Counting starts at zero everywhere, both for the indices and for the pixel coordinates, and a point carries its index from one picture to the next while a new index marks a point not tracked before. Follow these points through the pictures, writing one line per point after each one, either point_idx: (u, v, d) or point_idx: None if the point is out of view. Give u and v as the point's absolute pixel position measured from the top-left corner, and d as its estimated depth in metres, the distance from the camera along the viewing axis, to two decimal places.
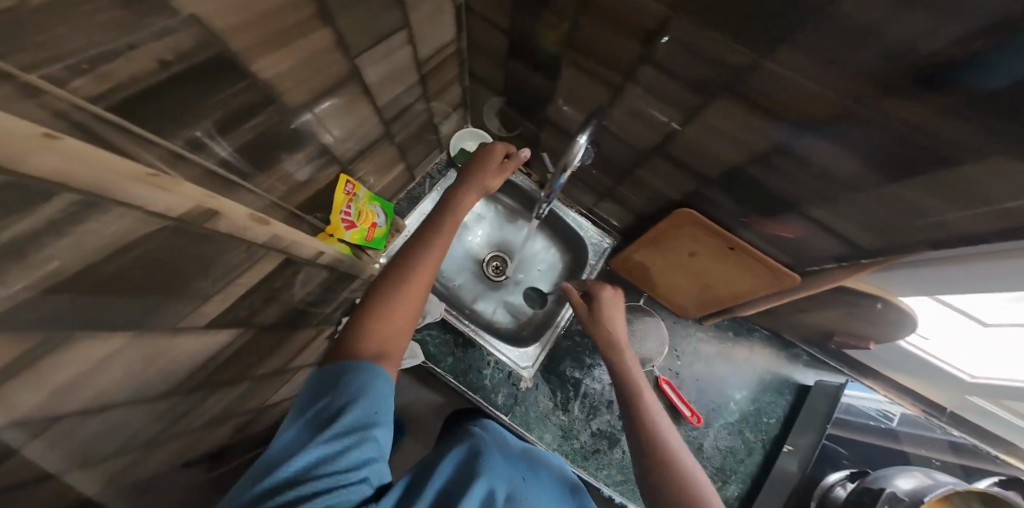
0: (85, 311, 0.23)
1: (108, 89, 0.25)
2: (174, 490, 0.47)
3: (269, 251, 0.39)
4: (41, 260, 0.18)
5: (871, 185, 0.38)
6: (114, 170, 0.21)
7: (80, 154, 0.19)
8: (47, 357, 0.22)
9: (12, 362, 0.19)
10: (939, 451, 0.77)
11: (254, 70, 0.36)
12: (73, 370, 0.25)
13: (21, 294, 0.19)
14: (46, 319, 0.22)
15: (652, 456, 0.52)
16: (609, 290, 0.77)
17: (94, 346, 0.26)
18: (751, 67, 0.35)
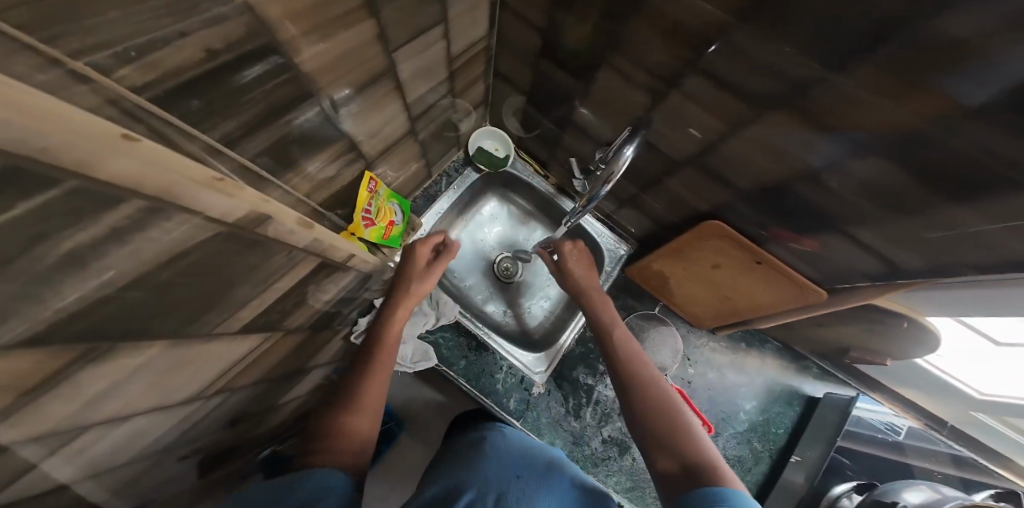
0: (132, 320, 0.22)
1: (158, 79, 0.23)
2: (162, 488, 0.44)
3: (307, 255, 0.37)
4: (97, 272, 0.17)
5: (929, 207, 0.37)
6: (191, 175, 0.19)
7: (158, 159, 0.17)
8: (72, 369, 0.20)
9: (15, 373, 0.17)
10: (941, 464, 0.78)
11: (297, 61, 0.34)
12: (107, 380, 0.24)
13: (63, 301, 0.17)
14: (90, 328, 0.20)
15: (655, 431, 0.54)
16: (570, 245, 0.83)
17: (128, 355, 0.24)
18: (819, 80, 0.35)
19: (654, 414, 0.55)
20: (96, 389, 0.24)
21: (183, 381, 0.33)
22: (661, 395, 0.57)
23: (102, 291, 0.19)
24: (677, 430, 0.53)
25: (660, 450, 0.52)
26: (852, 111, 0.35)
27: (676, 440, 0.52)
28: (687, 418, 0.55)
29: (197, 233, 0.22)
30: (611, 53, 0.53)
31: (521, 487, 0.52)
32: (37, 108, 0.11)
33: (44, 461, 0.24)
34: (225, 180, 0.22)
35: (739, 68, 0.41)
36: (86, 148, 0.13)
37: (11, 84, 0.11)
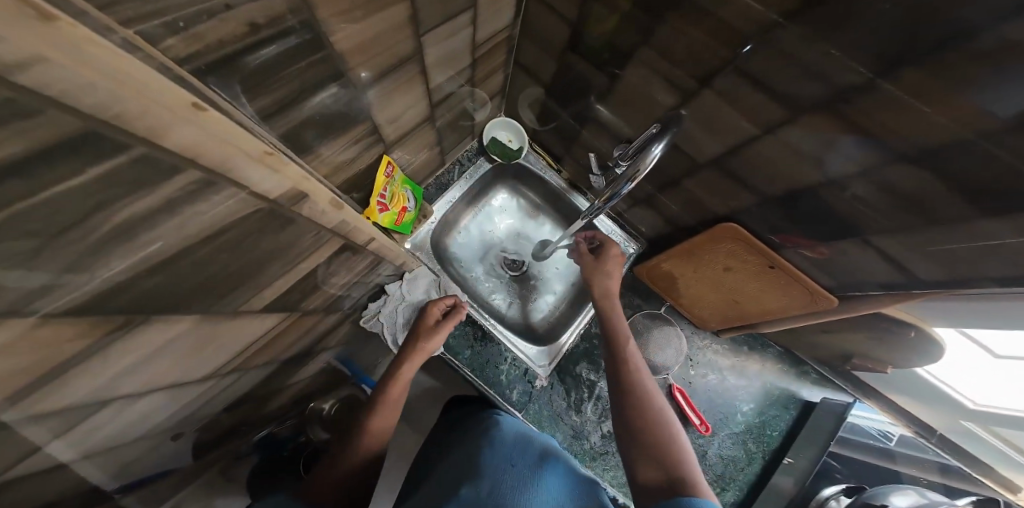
0: (171, 295, 0.22)
1: (201, 49, 0.23)
2: (158, 458, 0.44)
3: (332, 237, 0.37)
4: (143, 244, 0.17)
5: (960, 218, 0.36)
6: (248, 148, 0.19)
7: (222, 131, 0.17)
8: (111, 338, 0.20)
9: (57, 340, 0.17)
10: (924, 470, 0.75)
11: (332, 41, 0.33)
12: (135, 353, 0.24)
13: (114, 273, 0.17)
14: (131, 298, 0.20)
15: (646, 442, 0.56)
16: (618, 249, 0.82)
17: (159, 330, 0.24)
18: (862, 87, 0.35)
19: (646, 427, 0.57)
20: (126, 360, 0.24)
21: (203, 358, 0.33)
22: (657, 412, 0.59)
23: (148, 263, 0.18)
24: (665, 446, 0.54)
25: (645, 460, 0.54)
26: (892, 118, 0.35)
27: (662, 453, 0.54)
28: (678, 439, 0.56)
29: (241, 208, 0.22)
30: (643, 48, 0.53)
31: (517, 478, 0.51)
32: (110, 66, 0.11)
33: (49, 444, 0.24)
34: (275, 155, 0.21)
35: (779, 69, 0.41)
36: (148, 111, 0.13)
37: (106, 44, 0.11)
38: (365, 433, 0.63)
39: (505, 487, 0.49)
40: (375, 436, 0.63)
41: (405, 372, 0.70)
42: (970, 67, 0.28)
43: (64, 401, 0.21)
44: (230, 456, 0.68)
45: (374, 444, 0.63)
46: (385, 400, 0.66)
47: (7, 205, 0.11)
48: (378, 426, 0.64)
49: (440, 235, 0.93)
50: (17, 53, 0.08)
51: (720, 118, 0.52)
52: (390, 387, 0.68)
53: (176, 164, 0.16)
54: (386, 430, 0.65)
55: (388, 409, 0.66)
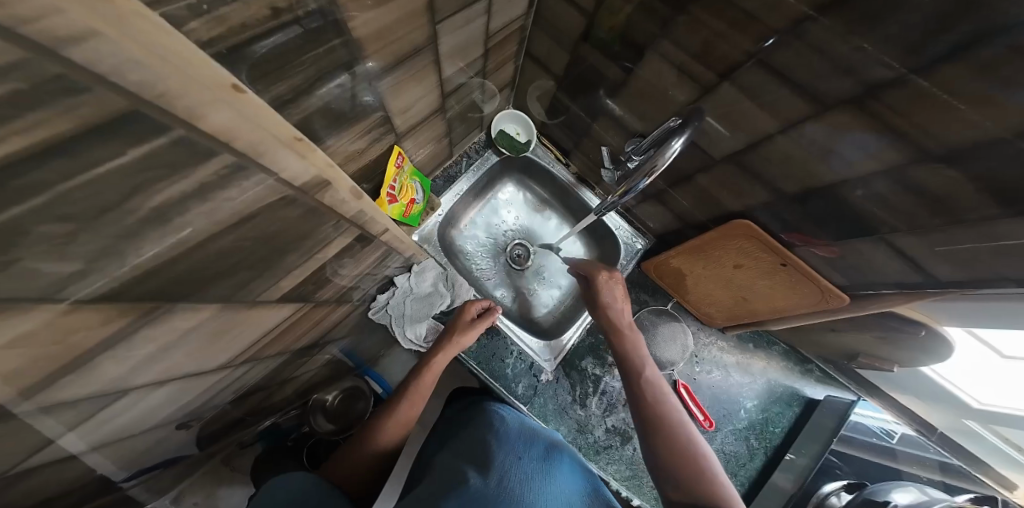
0: (196, 283, 0.22)
1: (223, 29, 0.22)
2: (166, 448, 0.44)
3: (349, 227, 0.37)
4: (174, 229, 0.17)
5: (983, 216, 0.36)
6: (281, 133, 0.18)
7: (256, 114, 0.16)
8: (140, 325, 0.20)
9: (85, 327, 0.17)
10: (928, 469, 0.78)
11: (350, 26, 0.32)
12: (156, 341, 0.24)
13: (145, 260, 0.17)
14: (161, 284, 0.20)
15: (670, 468, 0.59)
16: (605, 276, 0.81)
17: (182, 319, 0.24)
18: (888, 81, 0.35)
19: (669, 452, 0.61)
20: (152, 345, 0.24)
21: (223, 345, 0.33)
22: (679, 430, 0.62)
23: (178, 248, 0.18)
24: (691, 465, 0.58)
25: (673, 479, 0.59)
26: (922, 114, 0.34)
27: (688, 471, 0.58)
28: (702, 453, 0.60)
29: (269, 194, 0.21)
30: (661, 38, 0.52)
31: (524, 470, 0.51)
32: (153, 41, 0.10)
33: (65, 433, 0.24)
34: (303, 141, 0.21)
35: (805, 63, 0.40)
36: (188, 96, 0.12)
37: (153, 18, 0.10)
38: (391, 422, 0.64)
39: (511, 480, 0.49)
40: (398, 427, 0.64)
41: (437, 365, 0.70)
42: (1010, 64, 0.28)
43: (92, 384, 0.22)
44: (235, 445, 0.71)
45: (398, 433, 0.64)
46: (414, 391, 0.67)
47: (53, 185, 0.11)
48: (404, 415, 0.65)
49: (446, 227, 0.93)
50: (74, 26, 0.08)
51: (739, 113, 0.51)
52: (420, 380, 0.68)
53: (213, 149, 0.15)
54: (410, 421, 0.66)
55: (415, 401, 0.66)
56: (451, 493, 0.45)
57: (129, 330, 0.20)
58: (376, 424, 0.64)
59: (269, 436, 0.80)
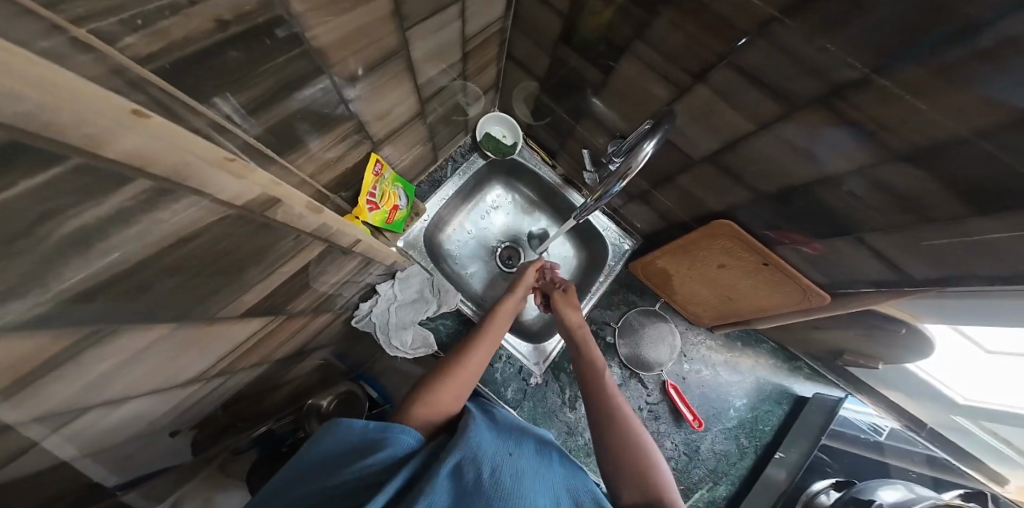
0: (145, 303, 0.22)
1: (163, 44, 0.21)
2: (161, 454, 0.44)
3: (314, 240, 0.37)
4: (101, 254, 0.16)
5: (953, 216, 0.36)
6: (204, 156, 0.18)
7: (172, 138, 0.15)
8: (86, 350, 0.20)
9: (20, 359, 0.17)
10: (913, 462, 0.74)
11: (310, 36, 0.31)
12: (111, 361, 0.23)
13: (74, 288, 0.16)
14: (104, 306, 0.19)
15: (619, 467, 0.55)
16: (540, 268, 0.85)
17: (135, 339, 0.24)
18: (856, 83, 0.35)
19: (617, 449, 0.57)
20: (109, 364, 0.23)
21: (187, 360, 0.32)
22: (627, 427, 0.59)
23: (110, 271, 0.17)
24: (641, 464, 0.54)
25: (623, 481, 0.54)
26: (890, 115, 0.34)
27: (636, 470, 0.54)
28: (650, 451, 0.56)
29: (206, 215, 0.21)
30: (639, 40, 0.52)
31: (515, 462, 0.47)
32: (42, 77, 0.10)
33: (19, 459, 0.23)
34: (239, 160, 0.20)
35: (777, 66, 0.40)
36: (96, 120, 0.12)
37: (32, 57, 0.10)
38: (428, 398, 0.56)
39: (504, 472, 0.44)
40: (433, 406, 0.56)
41: (481, 353, 0.66)
42: (975, 66, 0.27)
43: (45, 407, 0.21)
44: (230, 450, 0.64)
45: (437, 414, 0.54)
46: (456, 372, 0.61)
47: None
48: (443, 396, 0.57)
49: (434, 233, 0.92)
50: None
51: (716, 115, 0.51)
52: (464, 361, 0.64)
53: (130, 177, 0.15)
54: (451, 409, 0.57)
55: (457, 384, 0.60)
56: (441, 470, 0.40)
57: (75, 357, 0.20)
58: (410, 401, 0.57)
59: (266, 441, 0.72)
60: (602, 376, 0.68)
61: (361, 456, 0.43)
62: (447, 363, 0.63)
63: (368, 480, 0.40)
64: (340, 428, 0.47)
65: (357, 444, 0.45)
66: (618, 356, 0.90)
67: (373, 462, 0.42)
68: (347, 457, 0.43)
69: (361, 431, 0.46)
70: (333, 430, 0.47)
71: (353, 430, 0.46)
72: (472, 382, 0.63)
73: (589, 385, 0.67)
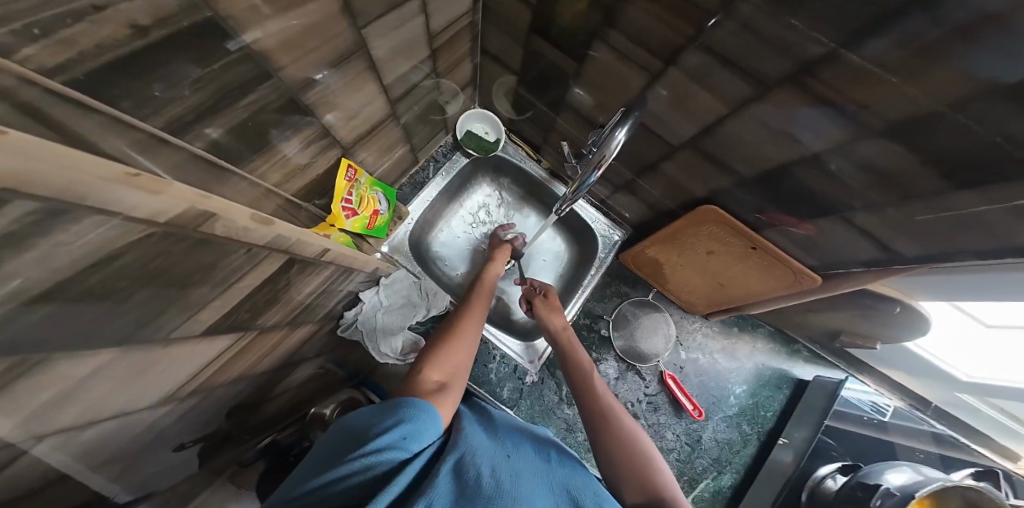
0: (84, 336, 0.21)
1: (81, 63, 0.19)
2: (161, 471, 0.43)
3: (271, 252, 0.36)
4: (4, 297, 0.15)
5: (934, 194, 0.35)
6: (89, 166, 0.15)
7: (44, 149, 0.13)
8: (21, 394, 0.19)
9: None
10: (919, 441, 0.73)
11: (248, 40, 0.30)
12: (66, 399, 0.23)
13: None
14: (34, 345, 0.18)
15: (620, 462, 0.54)
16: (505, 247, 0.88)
17: (84, 372, 0.23)
18: (826, 60, 0.33)
19: (611, 446, 0.56)
20: (67, 399, 0.23)
21: (149, 386, 0.31)
22: (621, 422, 0.59)
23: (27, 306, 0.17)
24: (640, 458, 0.54)
25: (624, 478, 0.53)
26: (863, 92, 0.33)
27: (636, 464, 0.53)
28: (647, 444, 0.56)
29: (121, 235, 0.19)
30: (609, 27, 0.50)
31: (514, 464, 0.45)
32: None
33: None
34: (145, 175, 0.19)
35: (747, 47, 0.38)
36: None
37: None
38: (437, 363, 0.57)
39: (505, 475, 0.42)
40: (444, 368, 0.56)
41: (475, 325, 0.66)
42: (947, 37, 0.26)
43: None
44: (237, 463, 0.61)
45: (450, 374, 0.55)
46: (454, 343, 0.61)
47: None
48: (451, 360, 0.58)
49: (419, 236, 0.91)
50: None
51: (692, 99, 0.49)
52: (461, 331, 0.64)
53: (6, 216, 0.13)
54: (462, 367, 0.58)
55: (462, 350, 0.61)
56: (439, 477, 0.38)
57: (8, 402, 0.19)
58: (417, 367, 0.56)
59: (271, 452, 0.68)
60: (591, 374, 0.68)
61: (380, 435, 0.39)
62: (446, 333, 0.63)
63: (381, 469, 0.36)
64: (352, 414, 0.44)
65: (376, 420, 0.42)
66: (614, 349, 0.89)
67: (394, 441, 0.39)
68: (362, 435, 0.40)
69: (377, 414, 0.43)
70: (345, 418, 0.44)
71: (365, 415, 0.43)
72: (473, 352, 0.63)
73: (581, 382, 0.67)
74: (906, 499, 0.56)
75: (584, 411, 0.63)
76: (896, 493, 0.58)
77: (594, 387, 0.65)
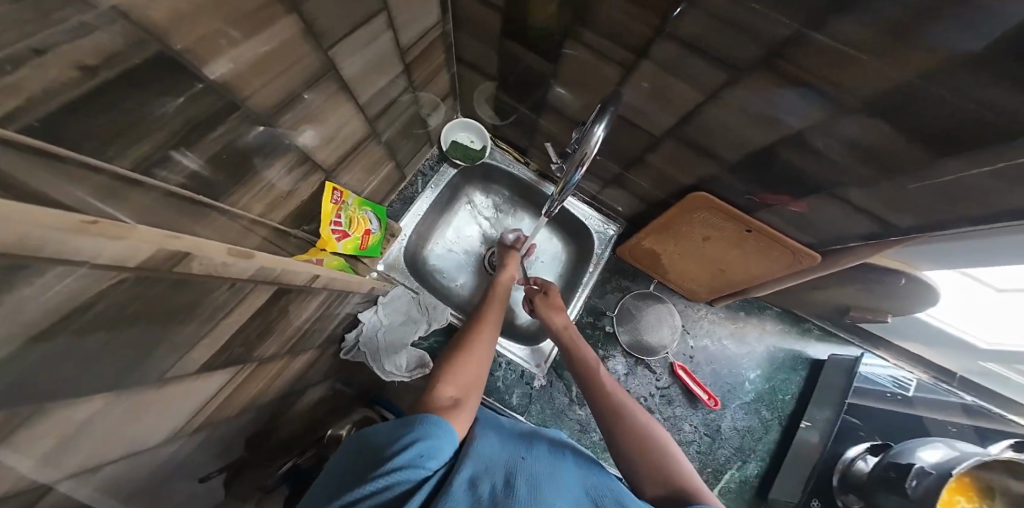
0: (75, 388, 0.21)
1: (45, 121, 0.19)
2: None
3: (257, 285, 0.36)
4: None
5: (921, 164, 0.34)
6: (45, 216, 0.15)
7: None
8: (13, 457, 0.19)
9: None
10: (951, 415, 0.71)
11: (209, 73, 0.29)
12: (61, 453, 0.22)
13: None
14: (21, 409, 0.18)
15: (639, 459, 0.53)
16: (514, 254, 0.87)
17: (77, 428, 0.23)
18: (792, 40, 0.32)
19: (629, 444, 0.55)
20: (63, 461, 0.22)
21: (148, 433, 0.30)
22: (637, 420, 0.57)
23: (9, 381, 0.16)
24: (658, 453, 0.53)
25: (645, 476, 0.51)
26: (833, 67, 0.32)
27: (656, 459, 0.52)
28: (665, 440, 0.55)
29: (90, 284, 0.19)
30: (577, 24, 0.50)
31: (530, 468, 0.44)
32: None
33: None
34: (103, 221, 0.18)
35: (715, 33, 0.37)
36: None
37: None
38: (451, 378, 0.55)
39: (518, 481, 0.41)
40: (457, 384, 0.54)
41: (487, 338, 0.65)
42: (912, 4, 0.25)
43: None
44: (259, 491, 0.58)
45: (465, 387, 0.54)
46: (466, 356, 0.60)
47: None
48: (464, 376, 0.56)
49: (414, 251, 0.91)
50: None
51: (667, 89, 0.48)
52: (471, 344, 0.63)
53: None
54: (476, 380, 0.57)
55: (474, 363, 0.59)
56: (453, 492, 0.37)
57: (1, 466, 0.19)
58: (430, 384, 0.54)
59: (293, 477, 0.65)
60: (600, 373, 0.66)
61: (399, 451, 0.39)
62: (457, 347, 0.62)
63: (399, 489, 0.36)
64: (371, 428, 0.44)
65: (396, 435, 0.41)
66: (620, 345, 0.88)
67: (413, 460, 0.38)
68: (380, 452, 0.39)
69: (395, 430, 0.43)
70: (363, 431, 0.44)
71: (382, 431, 0.43)
72: (486, 366, 0.61)
73: (591, 379, 0.65)
74: (944, 477, 0.55)
75: (597, 410, 0.61)
76: (932, 471, 0.57)
77: (605, 385, 0.64)
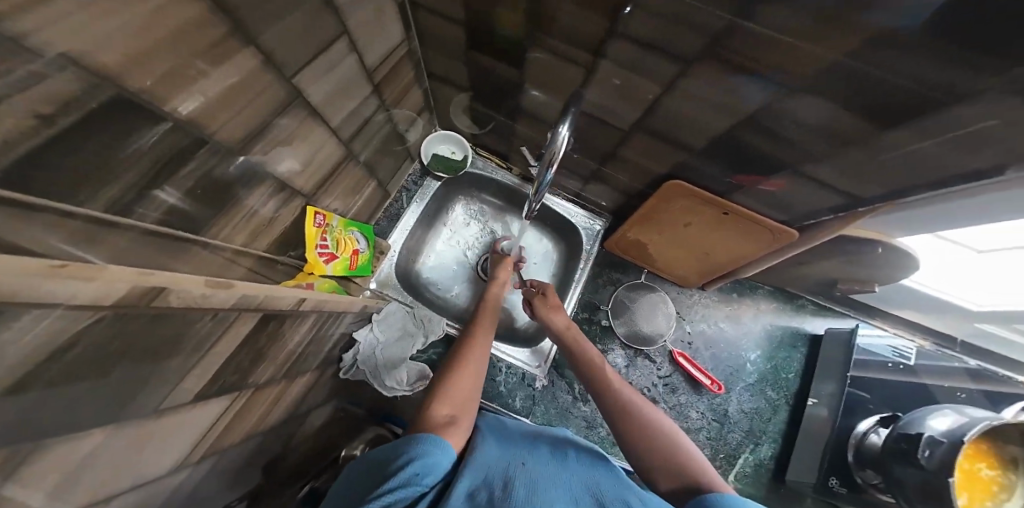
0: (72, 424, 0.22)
1: (13, 174, 0.20)
2: None
3: (241, 313, 0.36)
4: None
5: (871, 134, 0.36)
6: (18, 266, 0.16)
7: None
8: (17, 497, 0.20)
9: None
10: (959, 380, 0.70)
11: (173, 111, 0.30)
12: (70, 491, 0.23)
13: None
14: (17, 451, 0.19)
15: (648, 453, 0.53)
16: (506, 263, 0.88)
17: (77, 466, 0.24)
18: (729, 30, 0.34)
19: (637, 438, 0.55)
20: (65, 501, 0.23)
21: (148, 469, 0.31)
22: (644, 413, 0.58)
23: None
24: (666, 445, 0.53)
25: (655, 470, 0.51)
26: (771, 52, 0.34)
27: (665, 451, 0.52)
28: (672, 431, 0.55)
29: (69, 323, 0.20)
30: (535, 31, 0.51)
31: (530, 472, 0.44)
32: None
33: None
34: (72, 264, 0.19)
35: (661, 29, 0.39)
36: None
37: None
38: (445, 396, 0.54)
39: (516, 483, 0.42)
40: (452, 401, 0.54)
41: (479, 349, 0.65)
42: None
43: None
44: None
45: (460, 404, 0.53)
46: (460, 371, 0.60)
47: None
48: (458, 392, 0.55)
49: (405, 265, 0.92)
50: None
51: (626, 84, 0.50)
52: (464, 359, 0.62)
53: None
54: (471, 394, 0.56)
55: (468, 377, 0.59)
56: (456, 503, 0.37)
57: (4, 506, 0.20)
58: (425, 403, 0.53)
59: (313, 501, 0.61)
60: (606, 370, 0.67)
61: (397, 470, 0.39)
62: (451, 362, 0.62)
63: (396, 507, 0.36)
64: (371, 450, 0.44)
65: (394, 455, 0.42)
66: (618, 338, 0.88)
67: (411, 477, 0.38)
68: (379, 472, 0.40)
69: (393, 450, 0.43)
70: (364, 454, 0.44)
71: (381, 453, 0.43)
72: (480, 378, 0.61)
73: (596, 377, 0.66)
74: (958, 444, 0.52)
75: (605, 409, 0.61)
76: (944, 439, 0.54)
77: (610, 383, 0.64)
